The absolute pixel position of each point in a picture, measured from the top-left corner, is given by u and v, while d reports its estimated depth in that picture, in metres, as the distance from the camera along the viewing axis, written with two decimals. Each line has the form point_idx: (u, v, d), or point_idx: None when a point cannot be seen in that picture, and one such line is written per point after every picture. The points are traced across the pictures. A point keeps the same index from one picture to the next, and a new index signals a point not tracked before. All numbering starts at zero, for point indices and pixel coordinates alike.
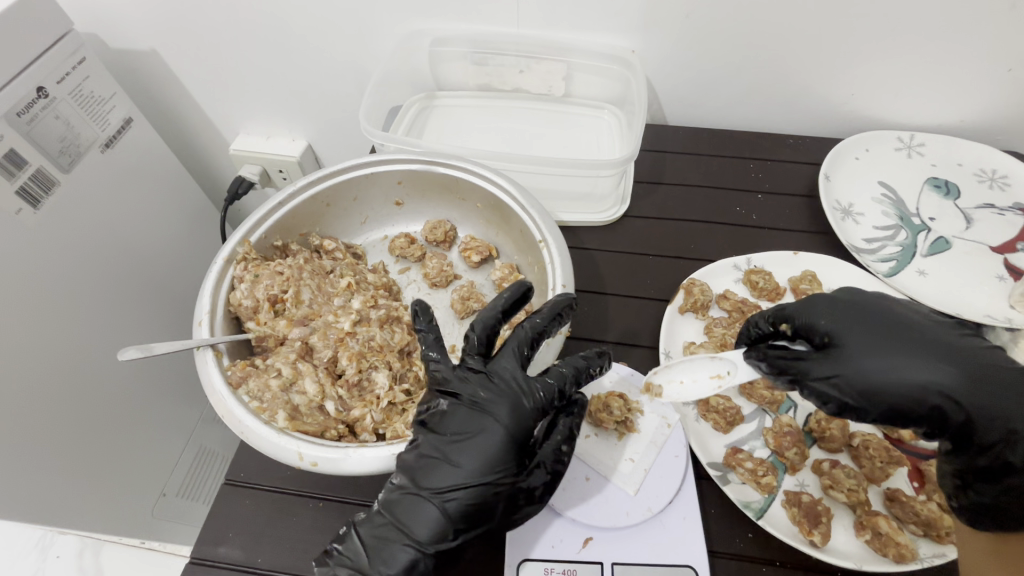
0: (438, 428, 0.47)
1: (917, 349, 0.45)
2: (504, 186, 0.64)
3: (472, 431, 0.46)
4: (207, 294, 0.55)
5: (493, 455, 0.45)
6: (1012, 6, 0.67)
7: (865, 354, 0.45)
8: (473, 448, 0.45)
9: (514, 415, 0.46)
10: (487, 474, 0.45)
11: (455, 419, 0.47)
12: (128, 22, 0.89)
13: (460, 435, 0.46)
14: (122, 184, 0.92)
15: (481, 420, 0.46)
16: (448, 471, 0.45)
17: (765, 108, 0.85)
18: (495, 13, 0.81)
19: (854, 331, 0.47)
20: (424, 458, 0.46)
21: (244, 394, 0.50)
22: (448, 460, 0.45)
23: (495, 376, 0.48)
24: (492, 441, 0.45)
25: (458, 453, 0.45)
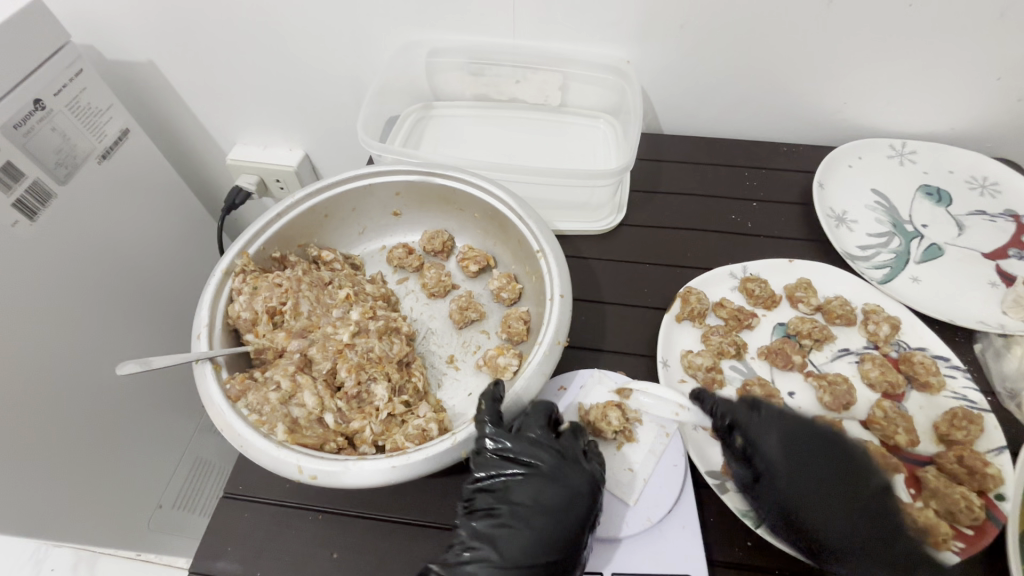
0: (511, 500, 0.48)
1: (822, 459, 0.49)
2: (501, 197, 0.65)
3: (550, 503, 0.47)
4: (206, 306, 0.56)
5: (569, 529, 0.46)
6: (999, 17, 0.68)
7: (773, 444, 0.50)
8: (548, 522, 0.46)
9: (592, 489, 0.48)
10: (561, 549, 0.45)
11: (534, 489, 0.48)
12: (125, 33, 0.90)
13: (535, 506, 0.47)
14: (118, 194, 0.92)
15: (559, 492, 0.47)
16: (523, 545, 0.45)
17: (759, 116, 0.86)
18: (492, 24, 0.81)
19: (775, 425, 0.51)
20: (500, 529, 0.46)
21: (243, 407, 0.50)
22: (523, 533, 0.46)
23: (567, 449, 0.50)
24: (569, 512, 0.46)
25: (532, 526, 0.46)
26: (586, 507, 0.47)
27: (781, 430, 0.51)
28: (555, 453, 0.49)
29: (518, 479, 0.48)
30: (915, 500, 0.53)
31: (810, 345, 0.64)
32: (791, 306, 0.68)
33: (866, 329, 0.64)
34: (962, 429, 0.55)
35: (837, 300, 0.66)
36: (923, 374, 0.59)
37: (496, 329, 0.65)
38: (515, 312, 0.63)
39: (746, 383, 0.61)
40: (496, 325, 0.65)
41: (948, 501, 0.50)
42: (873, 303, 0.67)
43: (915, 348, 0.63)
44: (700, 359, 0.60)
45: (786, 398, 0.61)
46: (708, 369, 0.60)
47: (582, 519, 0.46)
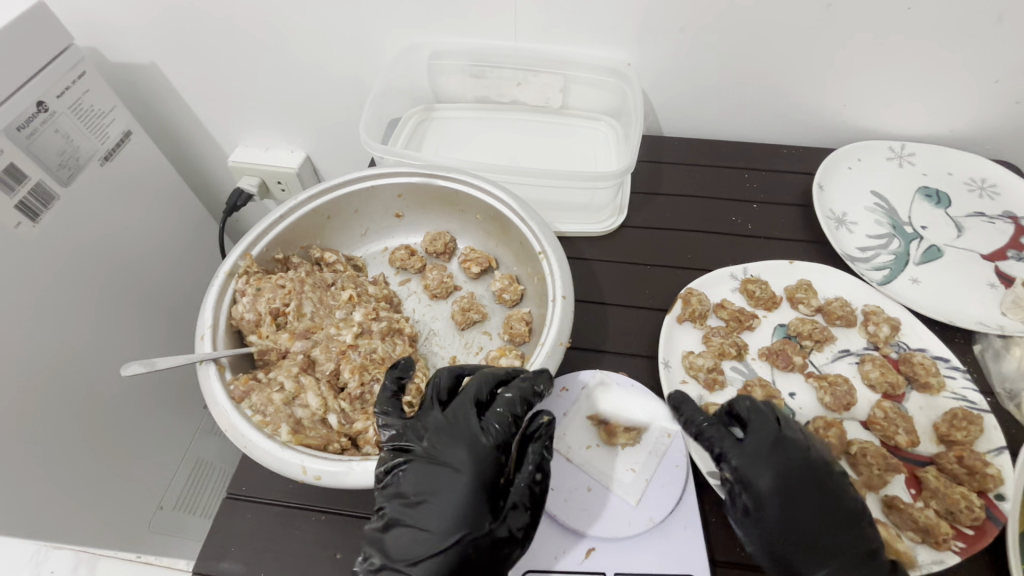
0: (401, 489, 0.46)
1: (813, 490, 0.48)
2: (503, 199, 0.65)
3: (452, 481, 0.45)
4: (209, 308, 0.56)
5: (461, 502, 0.44)
6: (997, 20, 0.69)
7: (757, 474, 0.48)
8: (443, 500, 0.45)
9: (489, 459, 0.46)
10: (458, 526, 0.43)
11: (414, 475, 0.46)
12: (127, 36, 0.90)
13: (437, 489, 0.45)
14: (120, 196, 0.92)
15: (454, 464, 0.46)
16: (433, 525, 0.44)
17: (759, 119, 0.87)
18: (493, 27, 0.82)
19: (759, 454, 0.49)
20: (406, 518, 0.45)
21: (246, 408, 0.50)
22: (420, 519, 0.44)
23: (450, 421, 0.49)
24: (455, 485, 0.45)
25: (430, 506, 0.45)
26: (467, 476, 0.45)
27: (781, 455, 0.49)
28: (426, 430, 0.48)
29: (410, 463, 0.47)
30: (915, 499, 0.54)
31: (811, 347, 0.64)
32: (792, 307, 0.68)
33: (865, 330, 0.65)
34: (963, 429, 0.55)
35: (837, 301, 0.66)
36: (923, 375, 0.60)
37: (498, 331, 0.65)
38: (517, 313, 0.63)
39: (747, 384, 0.61)
40: (498, 326, 0.65)
41: (948, 501, 0.50)
42: (873, 305, 0.67)
43: (916, 349, 0.63)
44: (701, 359, 0.61)
45: (787, 399, 0.61)
46: (709, 370, 0.61)
47: (472, 487, 0.45)
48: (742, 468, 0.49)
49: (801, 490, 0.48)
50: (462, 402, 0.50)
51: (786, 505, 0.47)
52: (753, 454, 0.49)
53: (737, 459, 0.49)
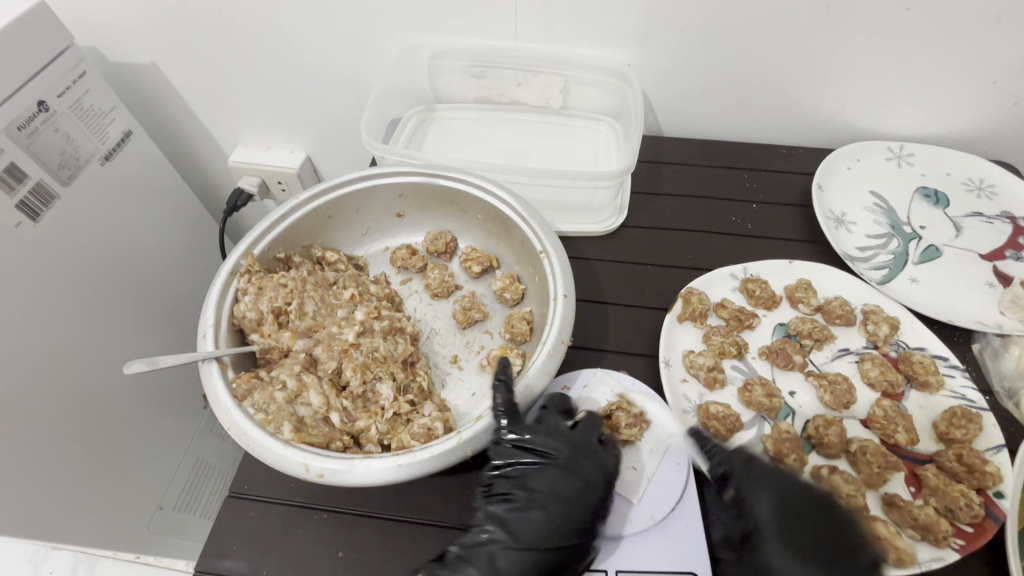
0: (528, 488, 0.51)
1: (819, 519, 0.49)
2: (504, 198, 0.65)
3: (565, 491, 0.50)
4: (212, 307, 0.56)
5: (587, 510, 0.49)
6: (995, 21, 0.69)
7: (761, 501, 0.50)
8: (551, 512, 0.49)
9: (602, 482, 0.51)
10: (581, 531, 0.49)
11: (549, 481, 0.51)
12: (129, 36, 0.90)
13: (550, 494, 0.50)
14: (120, 195, 0.92)
15: (571, 482, 0.51)
16: (528, 533, 0.48)
17: (759, 119, 0.87)
18: (494, 28, 0.82)
19: (767, 482, 0.51)
20: (512, 513, 0.49)
21: (248, 406, 0.50)
22: (544, 518, 0.49)
23: (560, 437, 0.53)
24: (590, 496, 0.50)
25: (553, 510, 0.49)
26: (604, 489, 0.51)
27: (782, 486, 0.51)
28: (554, 442, 0.53)
29: (550, 471, 0.51)
30: (914, 497, 0.54)
31: (810, 345, 0.65)
32: (792, 306, 0.68)
33: (865, 329, 0.65)
34: (961, 427, 0.55)
35: (836, 300, 0.66)
36: (922, 374, 0.60)
37: (500, 329, 0.65)
38: (518, 312, 0.63)
39: (747, 382, 0.61)
40: (499, 325, 0.65)
41: (948, 498, 0.51)
42: (872, 304, 0.67)
43: (914, 348, 0.63)
44: (701, 358, 0.61)
45: (787, 397, 0.61)
46: (710, 369, 0.61)
47: (594, 501, 0.50)
48: (754, 494, 0.51)
49: (808, 518, 0.50)
50: (563, 423, 0.55)
51: (790, 531, 0.49)
52: (766, 481, 0.51)
53: (750, 488, 0.51)
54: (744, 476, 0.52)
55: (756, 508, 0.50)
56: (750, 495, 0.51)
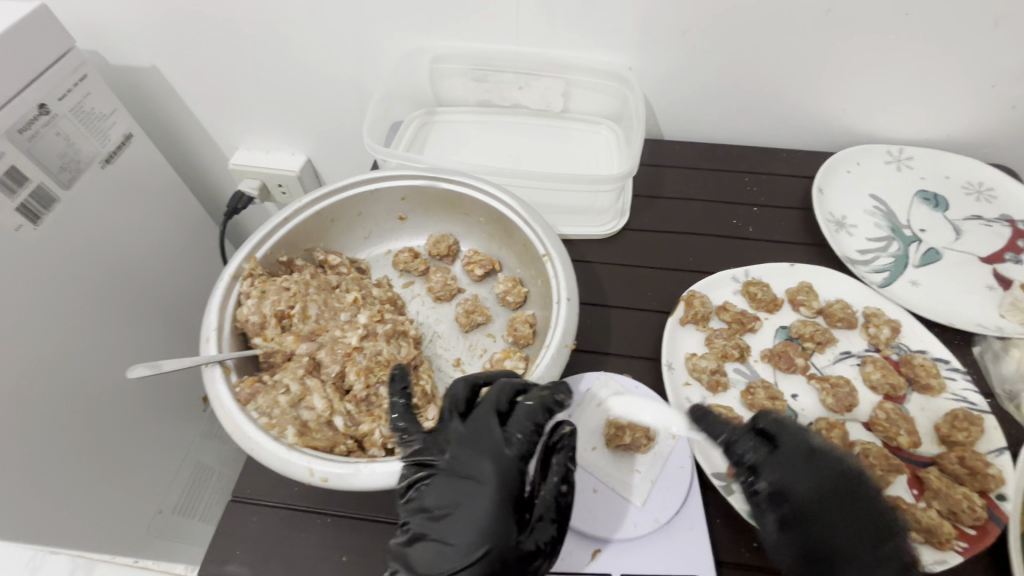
0: (433, 491, 0.45)
1: (854, 502, 0.46)
2: (506, 201, 0.65)
3: (464, 493, 0.44)
4: (214, 310, 0.56)
5: (493, 506, 0.43)
6: (994, 25, 0.70)
7: (790, 482, 0.48)
8: (465, 514, 0.43)
9: (503, 472, 0.45)
10: (480, 540, 0.42)
11: (442, 489, 0.45)
12: (130, 39, 0.90)
13: (455, 497, 0.44)
14: (121, 198, 0.92)
15: (474, 477, 0.45)
16: (454, 539, 0.42)
17: (759, 123, 0.88)
18: (495, 32, 0.82)
19: (795, 463, 0.49)
20: (427, 523, 0.44)
21: (252, 410, 0.50)
22: (444, 530, 0.43)
23: (472, 434, 0.47)
24: (478, 500, 0.44)
25: (455, 519, 0.43)
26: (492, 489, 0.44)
27: (811, 468, 0.48)
28: (447, 443, 0.47)
29: (444, 476, 0.45)
30: (917, 500, 0.54)
31: (812, 348, 0.65)
32: (793, 309, 0.68)
33: (866, 332, 0.65)
34: (963, 430, 0.56)
35: (838, 303, 0.67)
36: (923, 377, 0.60)
37: (502, 333, 0.65)
38: (521, 316, 0.63)
39: (749, 385, 0.61)
40: (501, 328, 0.65)
41: (950, 501, 0.51)
42: (873, 307, 0.67)
43: (916, 351, 0.64)
44: (704, 361, 0.61)
45: (789, 400, 0.61)
46: (712, 372, 0.61)
47: (494, 503, 0.43)
48: (779, 477, 0.48)
49: (834, 501, 0.47)
50: (484, 409, 0.48)
51: (820, 516, 0.46)
52: (791, 464, 0.49)
53: (772, 470, 0.48)
54: (770, 463, 0.49)
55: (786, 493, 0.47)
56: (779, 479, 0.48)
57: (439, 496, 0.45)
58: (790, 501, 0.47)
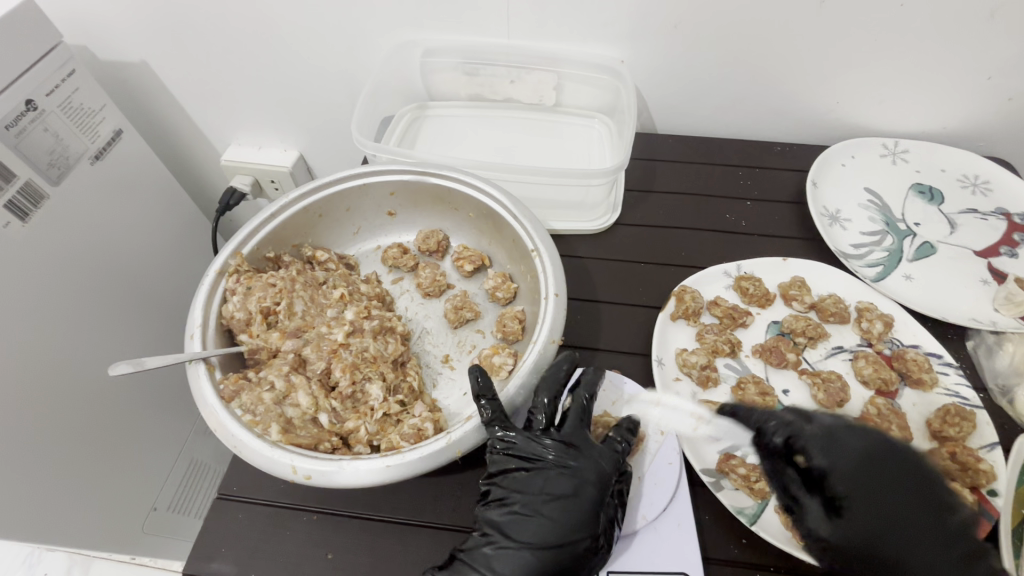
0: (521, 489, 0.49)
1: (897, 477, 0.46)
2: (495, 196, 0.65)
3: (558, 491, 0.49)
4: (199, 307, 0.55)
5: (583, 508, 0.48)
6: (990, 17, 0.69)
7: (834, 462, 0.48)
8: (554, 512, 0.48)
9: (596, 477, 0.49)
10: (576, 528, 0.47)
11: (540, 480, 0.49)
12: (118, 34, 0.89)
13: (544, 496, 0.49)
14: (111, 195, 0.91)
15: (567, 480, 0.49)
16: (537, 535, 0.47)
17: (753, 116, 0.87)
18: (486, 25, 0.81)
19: (830, 441, 0.49)
20: (510, 516, 0.48)
21: (236, 407, 0.50)
22: (540, 516, 0.48)
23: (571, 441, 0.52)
24: (581, 491, 0.49)
25: (552, 510, 0.48)
26: (594, 485, 0.49)
27: (847, 446, 0.49)
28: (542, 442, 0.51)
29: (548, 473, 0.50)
30: None
31: (804, 343, 0.64)
32: (785, 304, 0.68)
33: (859, 326, 0.65)
34: (955, 425, 0.55)
35: (830, 298, 0.66)
36: (915, 371, 0.60)
37: (491, 329, 0.65)
38: (510, 311, 0.63)
39: (740, 381, 0.61)
40: (491, 324, 0.65)
41: None
42: (866, 302, 0.67)
43: (908, 346, 0.63)
44: (694, 357, 0.61)
45: (780, 396, 0.61)
46: (703, 367, 0.61)
47: (586, 506, 0.48)
48: (825, 460, 0.49)
49: (880, 479, 0.46)
50: (573, 422, 0.53)
51: (871, 496, 0.46)
52: (833, 443, 0.49)
53: (816, 450, 0.49)
54: (817, 445, 0.49)
55: (828, 473, 0.48)
56: (823, 459, 0.49)
57: (525, 494, 0.49)
58: (833, 480, 0.48)
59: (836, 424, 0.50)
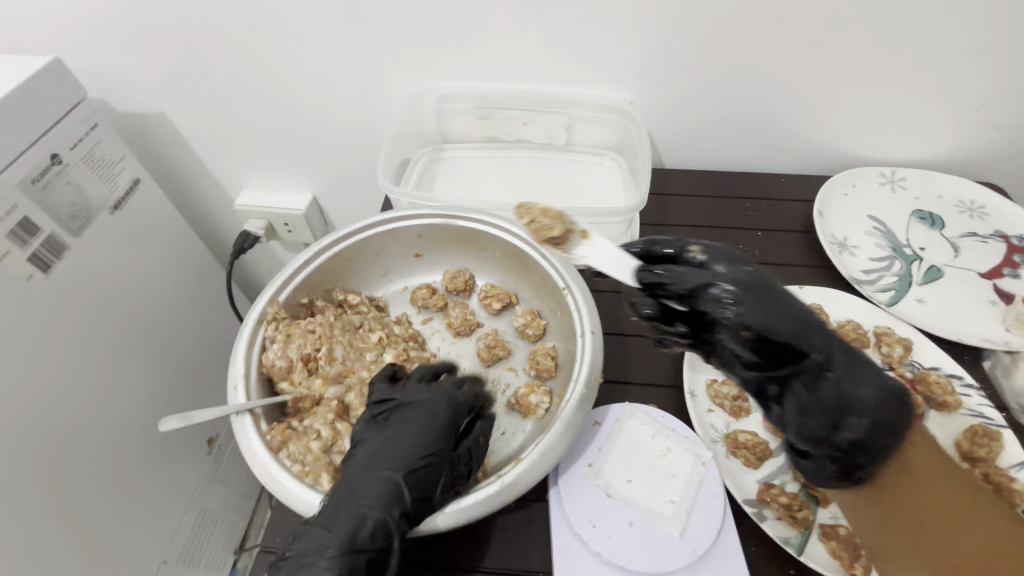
0: (389, 428, 0.49)
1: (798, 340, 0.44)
2: (523, 236, 0.67)
3: (418, 428, 0.49)
4: (241, 356, 0.55)
5: (405, 448, 0.47)
6: (973, 54, 0.74)
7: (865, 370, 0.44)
8: (392, 456, 0.47)
9: (442, 429, 0.49)
10: (405, 472, 0.46)
11: (403, 420, 0.49)
12: (142, 89, 0.93)
13: (410, 434, 0.48)
14: (129, 242, 0.92)
15: (423, 421, 0.49)
16: (380, 480, 0.46)
17: (756, 151, 0.91)
18: (498, 72, 0.85)
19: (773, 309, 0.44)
20: (374, 458, 0.47)
21: (285, 458, 0.49)
22: (383, 463, 0.47)
23: (411, 399, 0.51)
24: (411, 435, 0.48)
25: (388, 453, 0.47)
26: (428, 424, 0.49)
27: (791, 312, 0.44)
28: (410, 395, 0.51)
29: (389, 414, 0.50)
30: None
31: None
32: None
33: (879, 351, 0.67)
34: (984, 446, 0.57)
35: (849, 324, 0.69)
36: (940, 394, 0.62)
37: (524, 366, 0.65)
38: (542, 348, 0.64)
39: None
40: (523, 362, 0.65)
41: None
42: (883, 326, 0.69)
43: (929, 368, 0.65)
44: (726, 388, 0.62)
45: None
46: (735, 398, 0.61)
47: (421, 452, 0.47)
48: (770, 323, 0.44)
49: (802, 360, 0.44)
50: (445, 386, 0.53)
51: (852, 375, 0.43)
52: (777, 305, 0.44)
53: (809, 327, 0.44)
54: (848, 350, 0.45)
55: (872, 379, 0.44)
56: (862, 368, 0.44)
57: (434, 453, 0.48)
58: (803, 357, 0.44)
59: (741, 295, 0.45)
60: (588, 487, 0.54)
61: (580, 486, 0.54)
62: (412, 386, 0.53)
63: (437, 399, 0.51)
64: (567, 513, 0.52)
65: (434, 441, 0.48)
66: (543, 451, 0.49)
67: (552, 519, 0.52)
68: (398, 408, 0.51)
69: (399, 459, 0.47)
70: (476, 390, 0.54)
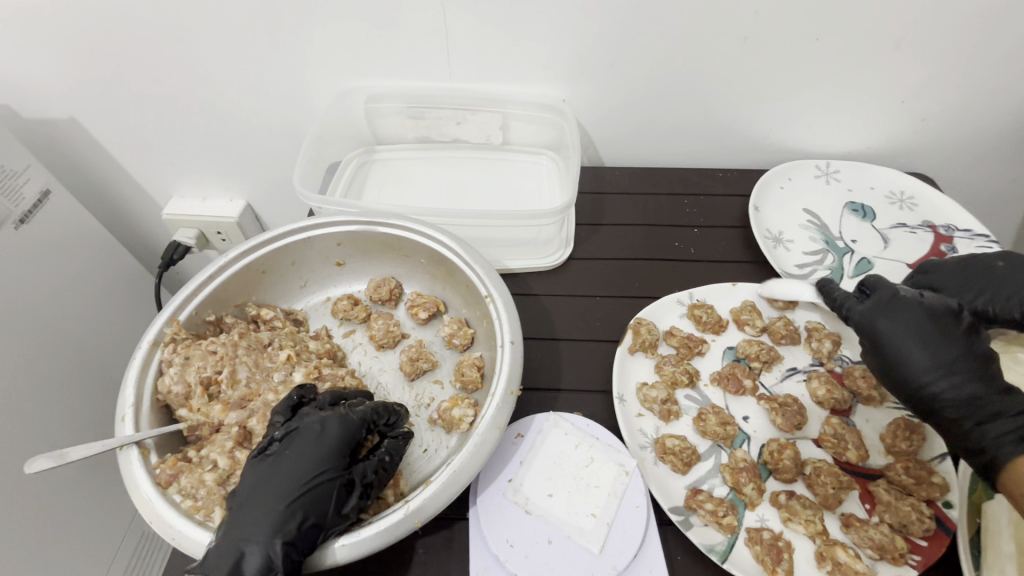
0: (277, 456, 0.46)
1: (908, 331, 0.53)
2: (446, 242, 0.64)
3: (306, 455, 0.45)
4: (131, 383, 0.52)
5: (292, 479, 0.44)
6: (896, 46, 0.74)
7: (882, 321, 0.54)
8: (277, 489, 0.44)
9: (334, 456, 0.46)
10: (289, 504, 0.43)
11: (290, 447, 0.46)
12: (44, 92, 0.86)
13: (297, 462, 0.45)
14: (40, 258, 0.85)
15: (313, 448, 0.46)
16: (263, 514, 0.42)
17: (693, 146, 0.90)
18: (426, 70, 0.82)
19: (924, 328, 0.52)
20: (256, 490, 0.44)
21: (174, 493, 0.46)
22: (268, 496, 0.43)
23: (301, 423, 0.48)
24: (299, 463, 0.45)
25: (273, 484, 0.44)
26: (319, 450, 0.46)
27: (910, 313, 0.53)
28: (302, 420, 0.49)
29: (278, 442, 0.47)
30: (870, 515, 0.54)
31: (759, 368, 0.65)
32: (739, 329, 0.69)
33: (809, 346, 0.67)
34: (906, 439, 0.57)
35: (780, 320, 0.68)
36: (865, 388, 0.61)
37: (450, 378, 0.63)
38: (468, 359, 0.61)
39: (701, 412, 0.60)
40: (449, 373, 0.63)
41: (899, 514, 0.51)
42: (814, 321, 0.69)
43: (857, 362, 0.65)
44: (654, 391, 0.60)
45: (741, 423, 0.61)
46: (664, 401, 0.60)
47: (309, 482, 0.44)
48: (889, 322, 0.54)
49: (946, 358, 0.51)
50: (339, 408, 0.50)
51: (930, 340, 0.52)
52: (902, 315, 0.53)
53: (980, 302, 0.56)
54: (884, 299, 0.55)
55: (881, 331, 0.54)
56: (874, 323, 0.54)
57: (324, 483, 0.44)
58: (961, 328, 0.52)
59: (902, 304, 0.54)
60: (507, 504, 0.52)
61: (499, 504, 0.52)
62: (307, 411, 0.50)
63: (327, 422, 0.48)
64: (485, 534, 0.50)
65: (326, 471, 0.45)
66: (452, 473, 0.47)
67: (471, 540, 0.50)
68: (286, 435, 0.47)
69: (282, 490, 0.44)
70: (375, 409, 0.51)
